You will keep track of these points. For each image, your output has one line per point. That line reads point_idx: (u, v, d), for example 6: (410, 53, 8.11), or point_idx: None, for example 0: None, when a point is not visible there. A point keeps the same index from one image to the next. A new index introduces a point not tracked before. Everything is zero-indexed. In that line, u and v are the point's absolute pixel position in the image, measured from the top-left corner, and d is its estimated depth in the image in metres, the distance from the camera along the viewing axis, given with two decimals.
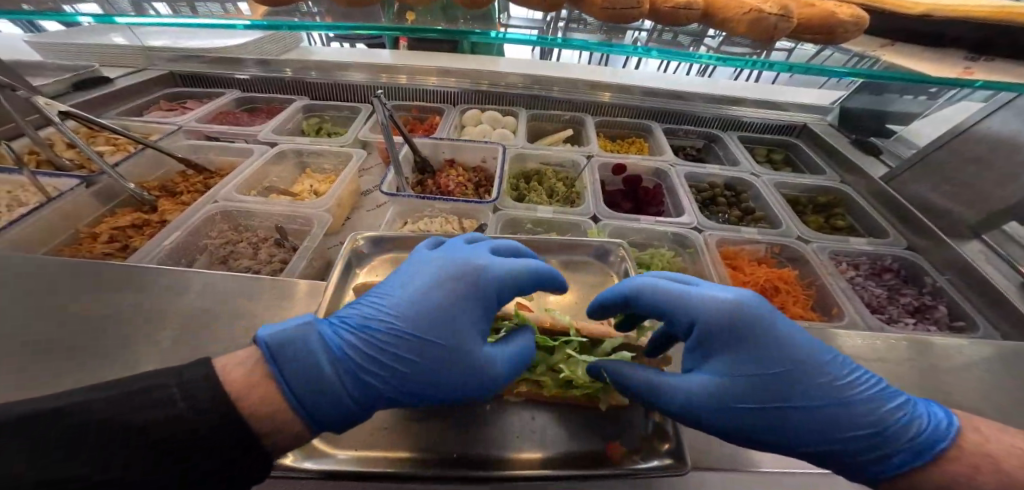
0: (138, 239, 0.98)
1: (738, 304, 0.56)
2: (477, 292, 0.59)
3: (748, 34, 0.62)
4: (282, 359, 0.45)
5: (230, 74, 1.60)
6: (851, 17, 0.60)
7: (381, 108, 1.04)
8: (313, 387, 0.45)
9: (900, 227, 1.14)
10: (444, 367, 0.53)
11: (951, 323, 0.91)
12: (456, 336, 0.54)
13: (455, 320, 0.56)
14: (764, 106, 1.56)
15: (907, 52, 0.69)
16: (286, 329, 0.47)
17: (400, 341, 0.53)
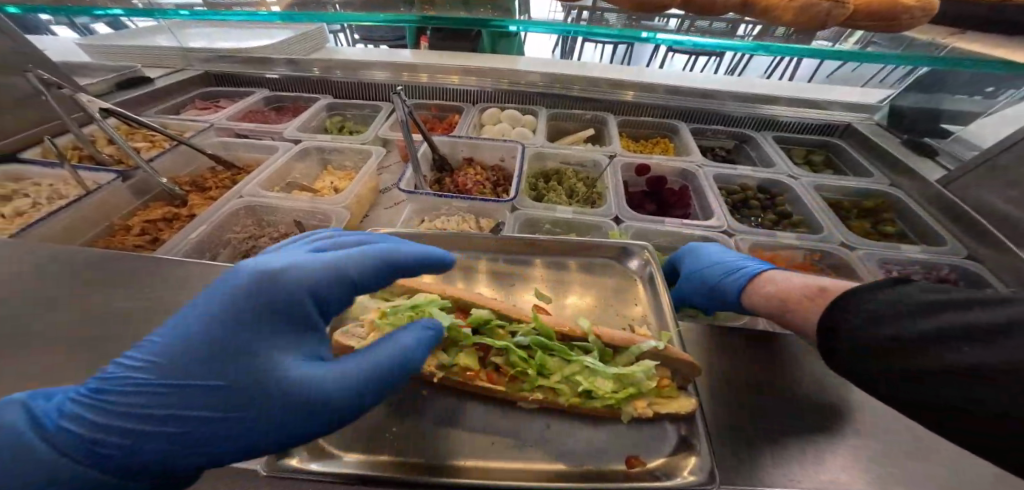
0: (167, 232, 1.01)
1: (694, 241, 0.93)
2: (283, 300, 0.50)
3: (795, 22, 0.53)
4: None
5: (260, 74, 1.64)
6: (918, 2, 0.51)
7: (401, 105, 1.03)
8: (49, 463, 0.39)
9: (959, 234, 1.04)
10: (238, 416, 0.44)
11: None
12: (209, 379, 0.45)
13: (199, 358, 0.45)
14: (802, 104, 1.46)
15: (977, 41, 0.63)
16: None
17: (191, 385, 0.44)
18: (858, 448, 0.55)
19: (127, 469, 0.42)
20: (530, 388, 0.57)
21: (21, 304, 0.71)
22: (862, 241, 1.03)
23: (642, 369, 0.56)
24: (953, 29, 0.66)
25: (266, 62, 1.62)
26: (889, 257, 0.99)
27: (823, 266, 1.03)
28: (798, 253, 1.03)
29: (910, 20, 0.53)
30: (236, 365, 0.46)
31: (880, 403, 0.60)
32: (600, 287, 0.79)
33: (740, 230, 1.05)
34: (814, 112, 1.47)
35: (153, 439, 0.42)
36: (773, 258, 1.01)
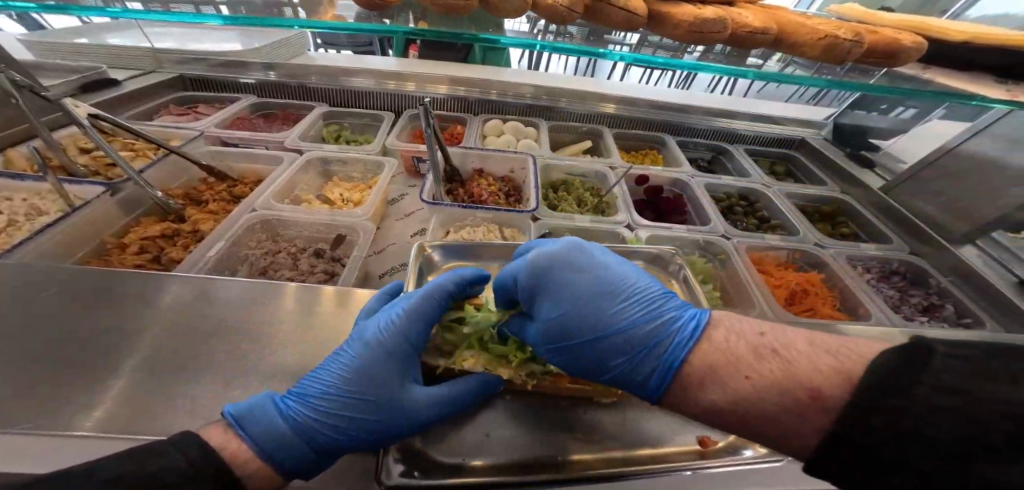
0: (173, 248, 0.94)
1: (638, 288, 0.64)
2: (404, 337, 0.61)
3: (820, 57, 0.65)
4: (248, 424, 0.50)
5: (238, 79, 1.54)
6: (913, 43, 0.64)
7: (425, 116, 1.04)
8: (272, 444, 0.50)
9: (900, 234, 1.25)
10: (380, 417, 0.57)
11: (959, 320, 1.02)
12: (371, 390, 0.58)
13: (366, 375, 0.59)
14: (759, 121, 1.64)
15: (940, 75, 0.72)
16: (249, 403, 0.52)
17: (344, 398, 0.57)
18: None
19: (301, 461, 0.52)
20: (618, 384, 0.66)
21: (41, 333, 0.64)
22: (829, 241, 1.21)
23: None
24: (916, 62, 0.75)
25: (244, 65, 1.52)
26: (852, 255, 1.17)
27: (803, 263, 1.19)
28: (783, 252, 1.18)
29: (901, 59, 0.66)
30: (375, 384, 0.58)
31: None
32: None
33: (735, 233, 1.19)
34: (773, 127, 1.65)
35: (333, 436, 0.55)
36: (764, 259, 1.17)
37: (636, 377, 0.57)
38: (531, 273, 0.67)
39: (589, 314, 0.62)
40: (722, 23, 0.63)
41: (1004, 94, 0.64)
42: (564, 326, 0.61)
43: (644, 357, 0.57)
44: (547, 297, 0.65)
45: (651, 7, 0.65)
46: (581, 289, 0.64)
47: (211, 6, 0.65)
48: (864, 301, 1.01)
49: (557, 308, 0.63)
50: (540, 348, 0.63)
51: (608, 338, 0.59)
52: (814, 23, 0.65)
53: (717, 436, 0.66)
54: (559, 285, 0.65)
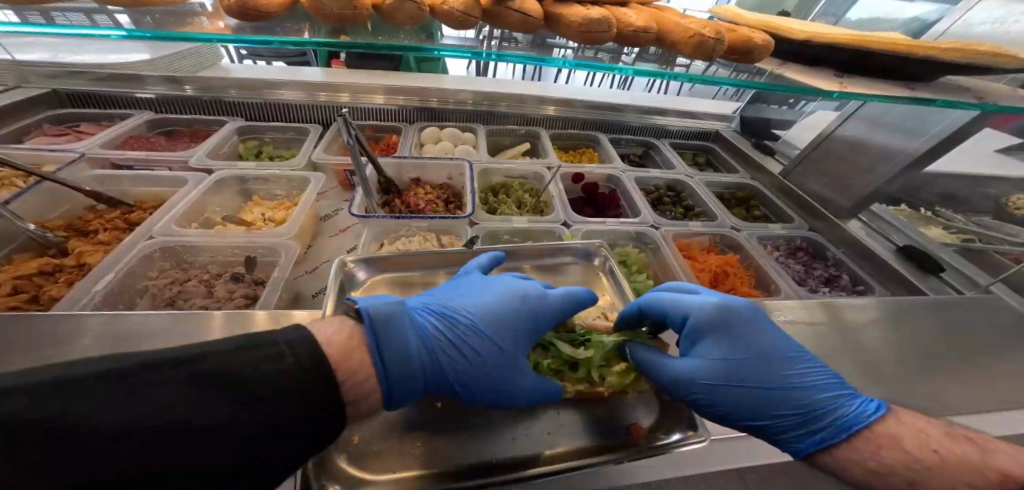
0: (55, 286, 0.82)
1: (767, 342, 0.66)
2: (537, 308, 0.68)
3: (692, 54, 0.71)
4: (380, 334, 0.53)
5: (133, 94, 1.38)
6: (762, 41, 0.72)
7: (345, 128, 0.99)
8: (393, 361, 0.53)
9: (801, 213, 1.40)
10: (491, 370, 0.62)
11: (854, 287, 1.17)
12: (496, 343, 0.64)
13: (499, 326, 0.65)
14: (680, 117, 1.78)
15: (798, 69, 0.81)
16: (386, 309, 0.55)
17: (467, 341, 0.63)
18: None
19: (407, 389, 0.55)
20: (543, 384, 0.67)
21: None
22: (743, 224, 1.32)
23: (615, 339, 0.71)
24: (780, 59, 0.85)
25: (141, 79, 1.37)
26: (763, 235, 1.30)
27: (723, 246, 1.30)
28: (705, 238, 1.28)
29: (756, 56, 0.74)
30: (494, 339, 0.64)
31: None
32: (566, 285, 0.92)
33: (663, 223, 1.27)
34: (692, 123, 1.80)
35: (443, 372, 0.60)
36: (689, 245, 1.26)
37: (799, 429, 0.60)
38: (718, 315, 0.68)
39: (759, 366, 0.64)
40: (606, 24, 0.66)
41: (837, 86, 0.74)
42: (739, 371, 0.64)
43: (815, 418, 0.60)
44: (727, 341, 0.66)
45: (546, 10, 0.69)
46: (757, 338, 0.66)
47: (108, 15, 0.59)
48: (775, 277, 1.12)
49: (732, 352, 0.65)
50: (699, 388, 0.63)
51: (784, 377, 0.63)
52: (686, 22, 0.71)
53: (646, 425, 0.67)
54: (750, 331, 0.67)
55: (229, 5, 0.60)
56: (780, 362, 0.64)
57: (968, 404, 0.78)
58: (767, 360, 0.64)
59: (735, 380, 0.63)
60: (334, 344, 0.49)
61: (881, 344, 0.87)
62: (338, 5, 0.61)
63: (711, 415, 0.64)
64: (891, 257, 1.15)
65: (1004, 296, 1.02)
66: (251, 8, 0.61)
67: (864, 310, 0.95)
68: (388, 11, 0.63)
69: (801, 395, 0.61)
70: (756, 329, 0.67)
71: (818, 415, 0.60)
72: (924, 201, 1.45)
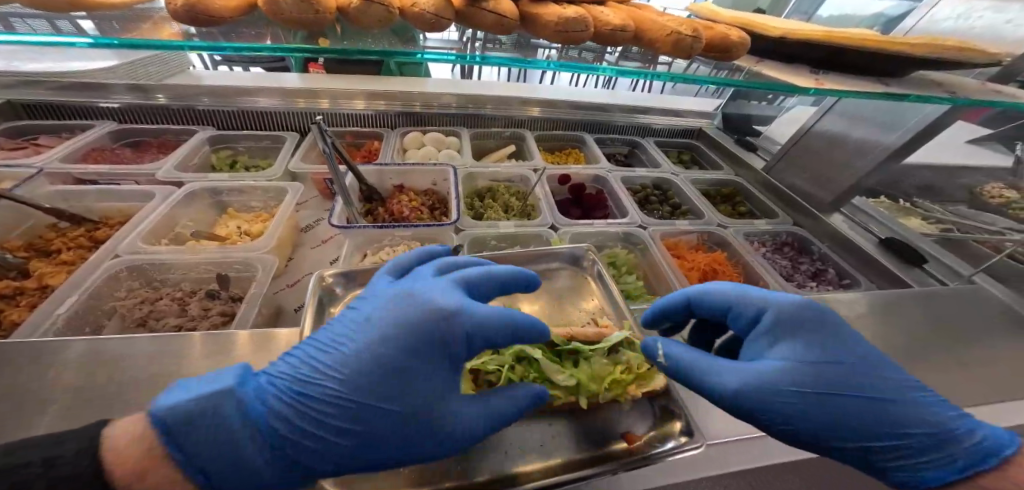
0: (15, 309, 0.77)
1: (869, 354, 0.60)
2: (429, 348, 0.55)
3: (672, 53, 0.70)
4: (181, 438, 0.43)
5: (95, 103, 1.32)
6: (739, 38, 0.72)
7: (321, 136, 0.95)
8: (218, 462, 0.44)
9: (785, 209, 1.42)
10: (378, 433, 0.51)
11: (841, 281, 1.18)
12: (375, 397, 0.52)
13: (373, 377, 0.52)
14: (663, 114, 1.78)
15: (776, 66, 0.81)
16: (186, 406, 0.44)
17: (337, 402, 0.51)
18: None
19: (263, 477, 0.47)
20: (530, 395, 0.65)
21: None
22: (731, 221, 1.33)
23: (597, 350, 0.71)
24: (757, 57, 0.85)
25: (105, 87, 1.31)
26: (750, 231, 1.31)
27: (711, 244, 1.30)
28: (693, 236, 1.29)
29: (735, 54, 0.74)
30: (384, 389, 0.52)
31: None
32: (555, 290, 0.91)
33: (651, 223, 1.26)
34: (675, 120, 1.81)
35: (320, 442, 0.50)
36: (677, 243, 1.26)
37: (925, 455, 0.53)
38: (798, 314, 0.63)
39: (874, 377, 0.57)
40: (583, 23, 0.64)
41: (813, 83, 0.74)
42: (841, 377, 0.57)
43: (946, 441, 0.53)
44: (813, 341, 0.61)
45: (521, 9, 0.67)
46: (860, 348, 0.60)
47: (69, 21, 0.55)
48: (762, 274, 1.12)
49: (834, 361, 0.58)
50: (795, 400, 0.56)
51: (900, 394, 0.56)
52: (663, 20, 0.70)
53: (642, 431, 0.66)
54: (848, 341, 0.61)
55: (177, 9, 0.56)
56: (890, 374, 0.58)
57: (960, 395, 0.79)
58: (879, 371, 0.58)
59: (835, 394, 0.56)
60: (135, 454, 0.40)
61: (869, 337, 0.88)
62: (299, 9, 0.57)
63: (807, 432, 0.56)
64: (875, 250, 1.16)
65: (986, 286, 1.04)
66: (203, 14, 0.57)
67: (850, 303, 0.96)
68: (355, 14, 0.61)
69: (928, 415, 0.54)
70: (857, 339, 0.61)
71: (944, 438, 0.53)
72: (903, 193, 1.48)
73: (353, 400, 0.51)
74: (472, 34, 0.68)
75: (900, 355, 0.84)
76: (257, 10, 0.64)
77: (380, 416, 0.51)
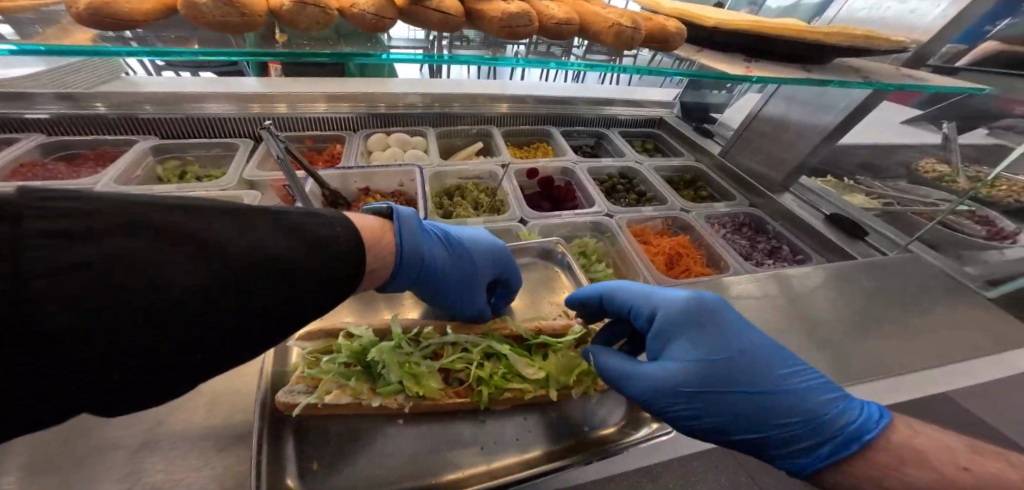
0: None
1: (748, 342, 0.63)
2: (480, 253, 0.81)
3: (613, 45, 0.72)
4: (403, 227, 0.67)
5: (20, 115, 1.22)
6: (676, 29, 0.75)
7: (273, 141, 0.92)
8: (406, 251, 0.65)
9: (741, 190, 1.49)
10: (464, 294, 0.77)
11: (795, 257, 1.25)
12: (477, 270, 0.79)
13: (481, 258, 0.80)
14: (626, 106, 1.84)
15: (712, 55, 0.84)
16: (409, 215, 0.70)
17: (450, 264, 0.76)
18: None
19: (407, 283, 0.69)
20: (501, 389, 0.66)
21: None
22: (693, 205, 1.39)
23: (566, 342, 0.73)
24: (698, 47, 0.88)
25: (32, 97, 1.21)
26: (710, 214, 1.37)
27: (675, 228, 1.35)
28: (658, 221, 1.33)
29: (673, 43, 0.77)
30: (473, 262, 0.79)
31: None
32: (526, 283, 0.92)
33: (618, 211, 1.30)
34: (638, 111, 1.86)
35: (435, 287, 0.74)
36: (643, 229, 1.30)
37: (791, 446, 0.58)
38: (683, 314, 0.66)
39: (746, 367, 0.60)
40: (526, 17, 0.65)
41: (746, 71, 0.77)
42: (724, 373, 0.60)
43: (819, 426, 0.57)
44: (709, 336, 0.64)
45: (466, 7, 0.67)
46: (739, 338, 0.63)
47: None
48: (722, 253, 1.18)
49: (715, 354, 0.62)
50: (682, 395, 0.60)
51: (773, 385, 0.59)
52: (604, 13, 0.72)
53: (615, 420, 0.67)
54: (718, 327, 0.64)
55: (81, 12, 0.53)
56: (758, 354, 0.62)
57: (900, 358, 0.86)
58: (746, 350, 0.62)
59: (706, 385, 0.60)
60: (365, 223, 0.61)
61: (823, 309, 0.94)
62: (221, 13, 0.55)
63: (705, 427, 0.61)
64: (823, 227, 1.24)
65: (921, 254, 1.13)
66: (112, 15, 0.53)
67: (805, 278, 1.01)
68: (288, 16, 0.59)
69: (793, 398, 0.58)
70: (735, 328, 0.64)
71: (819, 430, 0.56)
72: (847, 171, 1.58)
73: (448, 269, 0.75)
74: (438, 34, 0.68)
75: (847, 324, 0.91)
76: (176, 13, 0.60)
77: (471, 295, 0.78)
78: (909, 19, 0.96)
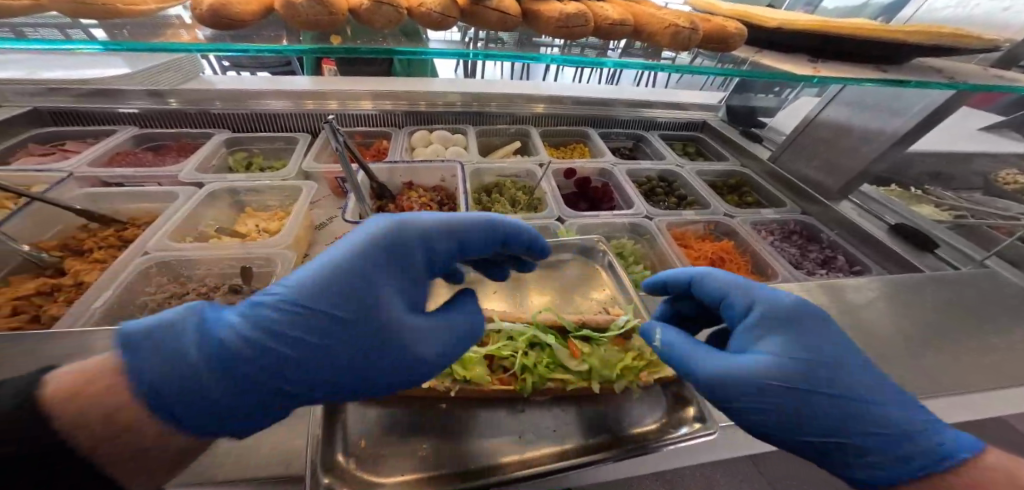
0: (54, 304, 0.81)
1: (838, 346, 0.57)
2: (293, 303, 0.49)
3: (670, 47, 0.72)
4: (133, 351, 0.40)
5: (115, 109, 1.37)
6: (737, 30, 0.74)
7: (334, 135, 0.99)
8: (178, 389, 0.40)
9: (793, 197, 1.42)
10: (370, 367, 0.52)
11: (852, 267, 1.17)
12: (316, 335, 0.49)
13: (316, 307, 0.50)
14: (669, 108, 1.79)
15: (773, 57, 0.81)
16: (152, 324, 0.42)
17: (257, 354, 0.46)
18: None
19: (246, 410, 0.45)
20: (545, 379, 0.66)
21: None
22: (737, 210, 1.34)
23: (608, 336, 0.73)
24: (759, 47, 0.86)
25: (126, 93, 1.36)
26: (756, 220, 1.32)
27: (718, 233, 1.31)
28: (700, 226, 1.30)
29: (732, 44, 0.76)
30: (342, 316, 0.50)
31: None
32: (567, 281, 0.93)
33: (658, 214, 1.28)
34: (680, 114, 1.82)
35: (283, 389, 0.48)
36: (684, 233, 1.27)
37: (869, 456, 0.51)
38: (785, 310, 0.59)
39: (840, 370, 0.54)
40: (582, 18, 0.67)
41: (813, 71, 0.75)
42: (820, 372, 0.54)
43: (909, 441, 0.50)
44: (803, 332, 0.57)
45: (523, 7, 0.70)
46: (835, 339, 0.57)
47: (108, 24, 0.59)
48: (770, 260, 1.13)
49: (809, 350, 0.56)
50: (762, 386, 0.54)
51: (864, 392, 0.53)
52: (661, 14, 0.72)
53: (653, 418, 0.66)
54: (817, 327, 0.58)
55: (203, 13, 0.59)
56: (849, 359, 0.55)
57: (971, 380, 0.79)
58: (841, 354, 0.56)
59: (794, 382, 0.53)
60: (71, 388, 0.37)
61: (885, 319, 0.88)
62: (314, 12, 0.60)
63: (777, 423, 0.54)
64: (885, 236, 1.17)
65: (1000, 270, 1.04)
66: (230, 17, 0.60)
67: (863, 288, 0.96)
68: (366, 15, 0.64)
69: (888, 412, 0.52)
70: (829, 328, 0.58)
71: (907, 447, 0.50)
72: (913, 180, 1.47)
73: (294, 355, 0.48)
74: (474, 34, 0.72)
75: (911, 340, 0.84)
76: (274, 13, 0.67)
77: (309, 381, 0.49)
78: (1000, 16, 0.89)
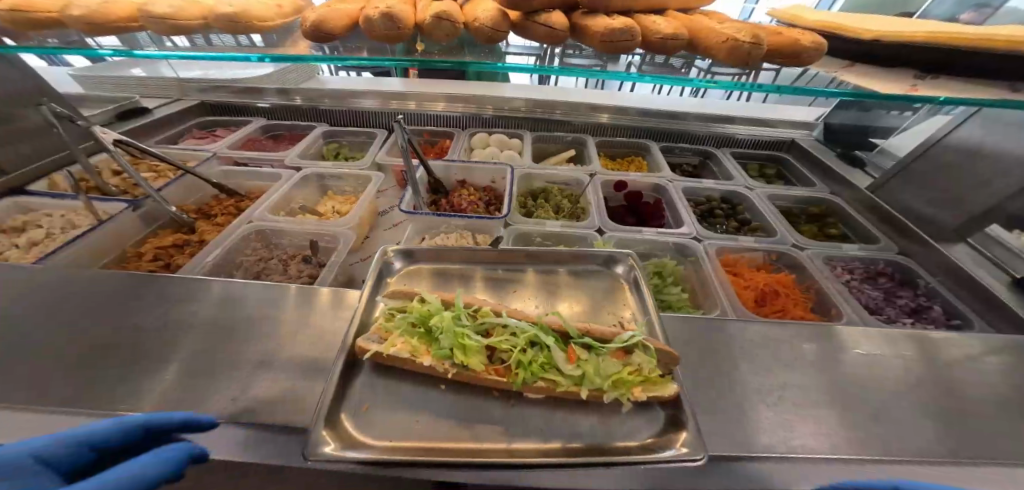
0: (181, 256, 1.06)
1: None
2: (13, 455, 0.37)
3: (727, 60, 0.68)
4: None
5: (249, 103, 1.71)
6: (812, 43, 0.68)
7: (401, 132, 1.12)
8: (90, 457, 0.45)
9: (889, 234, 1.21)
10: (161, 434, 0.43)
11: (950, 320, 0.97)
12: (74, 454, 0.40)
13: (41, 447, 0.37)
14: (748, 123, 1.64)
15: (870, 70, 0.73)
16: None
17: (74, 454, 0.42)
18: (821, 415, 0.67)
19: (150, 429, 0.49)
20: (534, 377, 0.70)
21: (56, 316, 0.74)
22: (808, 242, 1.20)
23: (608, 347, 0.72)
24: (846, 60, 0.77)
25: (260, 91, 1.69)
26: (832, 255, 1.16)
27: (781, 265, 1.18)
28: (759, 254, 1.18)
29: (807, 59, 0.69)
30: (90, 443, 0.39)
31: (850, 377, 0.74)
32: (592, 291, 0.93)
33: (709, 236, 1.20)
34: (762, 130, 1.65)
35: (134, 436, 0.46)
36: (737, 260, 1.17)
37: None
38: None
39: None
40: (629, 32, 0.67)
41: (912, 89, 0.65)
42: None
43: None
44: None
45: (573, 21, 0.73)
46: None
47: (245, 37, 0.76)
48: (837, 300, 0.99)
49: None
50: None
51: None
52: (722, 28, 0.68)
53: (644, 436, 0.63)
54: None
55: (310, 30, 0.74)
56: None
57: None
58: None
59: None
60: None
61: (987, 390, 0.72)
62: (386, 27, 0.71)
63: None
64: (999, 288, 0.92)
65: None
66: (325, 32, 0.74)
67: (963, 349, 0.79)
68: (428, 30, 0.73)
69: None
70: None
71: None
72: None
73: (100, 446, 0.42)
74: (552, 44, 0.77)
75: (1016, 418, 0.67)
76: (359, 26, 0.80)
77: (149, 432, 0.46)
78: None
